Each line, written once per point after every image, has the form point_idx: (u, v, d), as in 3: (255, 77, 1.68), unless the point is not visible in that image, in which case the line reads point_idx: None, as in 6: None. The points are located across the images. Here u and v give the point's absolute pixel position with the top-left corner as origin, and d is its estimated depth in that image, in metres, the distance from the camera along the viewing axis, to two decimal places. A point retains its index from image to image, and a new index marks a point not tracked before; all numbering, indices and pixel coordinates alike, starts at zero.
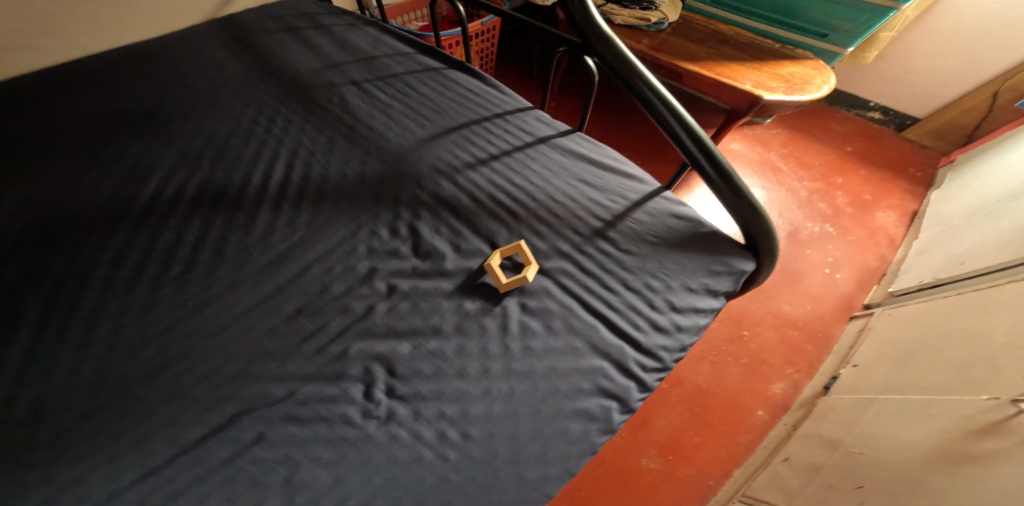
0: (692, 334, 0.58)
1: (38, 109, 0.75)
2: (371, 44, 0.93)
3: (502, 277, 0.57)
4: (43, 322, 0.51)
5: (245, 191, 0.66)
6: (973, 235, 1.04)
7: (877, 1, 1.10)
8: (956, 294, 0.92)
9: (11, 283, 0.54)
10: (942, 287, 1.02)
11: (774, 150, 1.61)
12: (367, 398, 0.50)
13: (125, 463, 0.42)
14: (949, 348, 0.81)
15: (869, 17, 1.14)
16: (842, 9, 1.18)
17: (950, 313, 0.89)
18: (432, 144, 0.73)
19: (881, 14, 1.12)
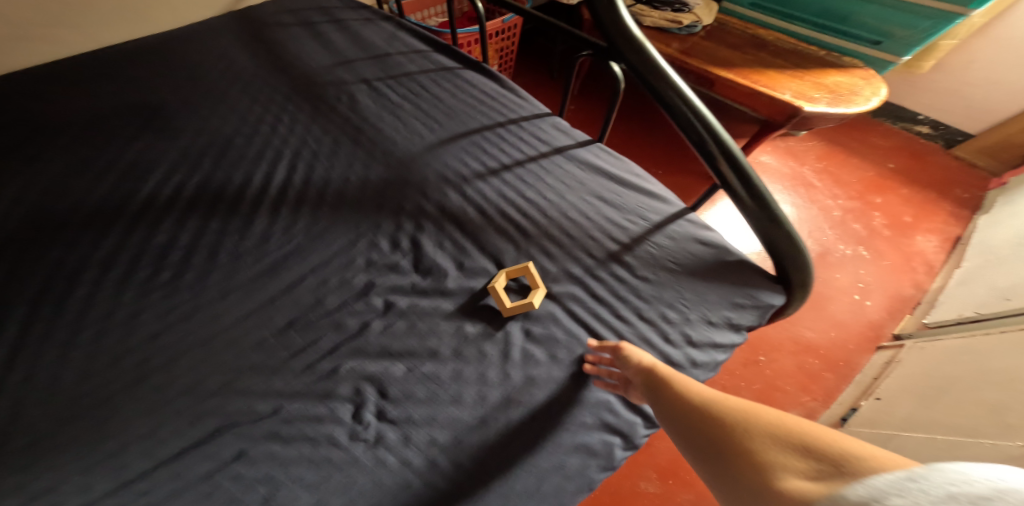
0: (708, 372, 0.53)
1: (49, 100, 0.75)
2: (386, 40, 0.90)
3: (506, 301, 0.54)
4: (34, 324, 0.51)
5: (244, 193, 0.64)
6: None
7: (942, 6, 1.01)
8: (999, 332, 0.83)
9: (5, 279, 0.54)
10: (984, 322, 0.92)
11: (807, 164, 1.52)
12: (355, 419, 0.47)
13: (100, 473, 0.41)
14: (985, 387, 0.73)
15: (931, 24, 1.05)
16: (900, 14, 1.08)
17: (989, 351, 0.80)
18: (440, 151, 0.69)
19: (947, 20, 1.02)
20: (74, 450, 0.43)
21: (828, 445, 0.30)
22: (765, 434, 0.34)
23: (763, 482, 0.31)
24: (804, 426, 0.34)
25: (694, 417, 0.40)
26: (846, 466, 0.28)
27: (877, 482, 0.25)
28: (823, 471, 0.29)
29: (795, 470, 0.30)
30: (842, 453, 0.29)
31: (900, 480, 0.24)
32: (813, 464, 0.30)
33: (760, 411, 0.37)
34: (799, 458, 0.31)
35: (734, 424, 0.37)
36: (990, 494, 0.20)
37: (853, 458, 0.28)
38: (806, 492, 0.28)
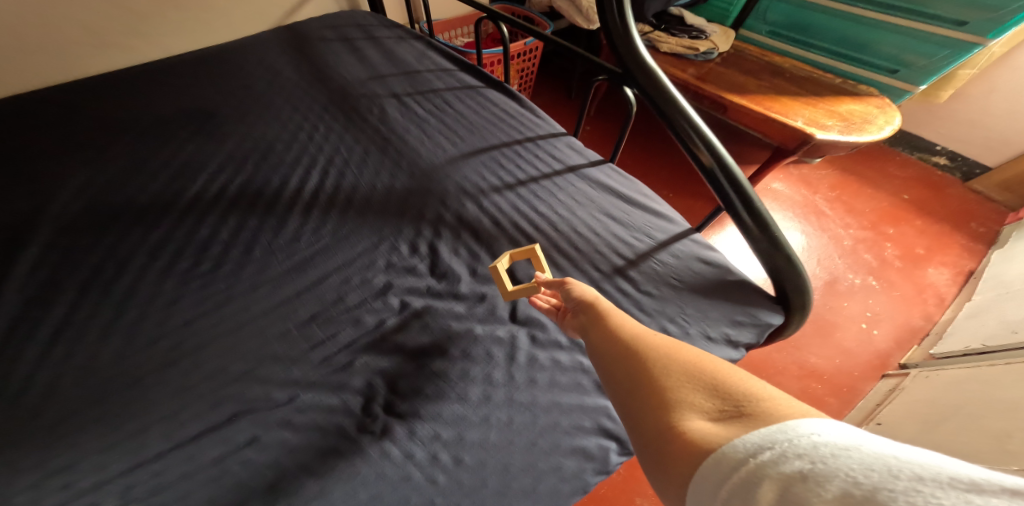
0: None
1: (114, 100, 0.83)
2: (417, 58, 0.97)
3: (508, 284, 0.57)
4: (91, 305, 0.57)
5: (281, 195, 0.69)
6: None
7: (960, 35, 1.04)
8: (1005, 364, 0.83)
9: (60, 263, 0.60)
10: (990, 354, 0.92)
11: (820, 193, 1.53)
12: (365, 411, 0.50)
13: (136, 446, 0.47)
14: (988, 415, 0.75)
15: (949, 53, 1.08)
16: (919, 43, 1.11)
17: (995, 383, 0.81)
18: (461, 164, 0.73)
19: (964, 50, 1.05)
20: (115, 422, 0.48)
21: (734, 385, 0.29)
22: (681, 371, 0.32)
23: (667, 418, 0.29)
24: (718, 364, 0.32)
25: (617, 351, 0.38)
26: (750, 407, 0.26)
27: (758, 429, 0.23)
28: (726, 411, 0.27)
29: (699, 410, 0.28)
30: (752, 395, 0.27)
31: (775, 428, 0.23)
32: (719, 404, 0.28)
33: (682, 347, 0.35)
34: (706, 397, 0.29)
35: (651, 358, 0.35)
36: (846, 445, 0.20)
37: (761, 400, 0.26)
38: (704, 432, 0.26)
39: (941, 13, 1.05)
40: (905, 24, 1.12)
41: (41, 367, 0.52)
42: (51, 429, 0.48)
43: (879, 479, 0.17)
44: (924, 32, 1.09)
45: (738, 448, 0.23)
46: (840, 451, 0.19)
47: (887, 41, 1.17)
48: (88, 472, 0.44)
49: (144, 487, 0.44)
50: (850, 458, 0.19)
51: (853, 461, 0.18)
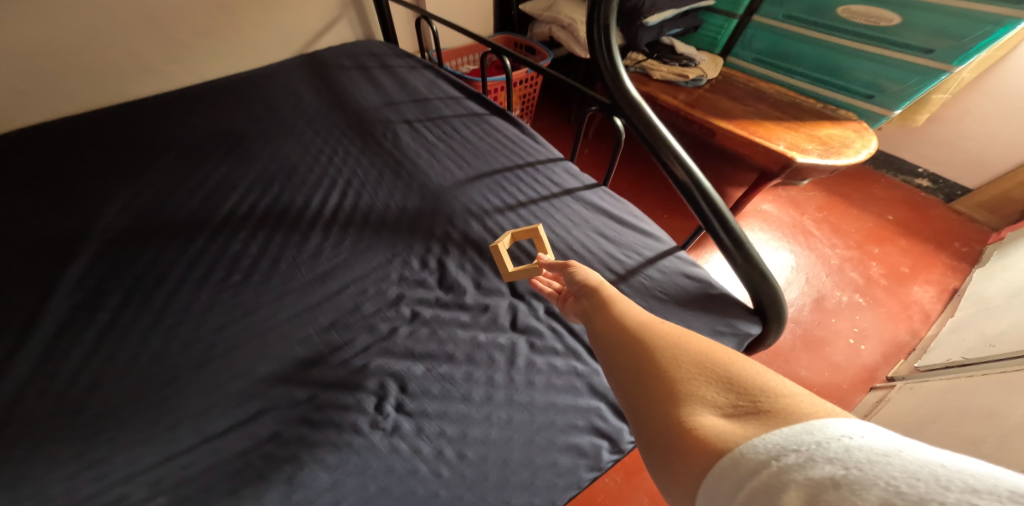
0: None
1: (159, 125, 0.94)
2: (427, 86, 1.06)
3: (509, 264, 0.67)
4: (137, 310, 0.65)
5: (304, 213, 0.77)
6: (1011, 318, 0.99)
7: (927, 62, 1.13)
8: (980, 375, 0.88)
9: (111, 272, 0.69)
10: (969, 366, 0.97)
11: (807, 214, 1.60)
12: (377, 410, 0.55)
13: (173, 438, 0.52)
14: (965, 423, 0.80)
15: (920, 79, 1.16)
16: (893, 71, 1.20)
17: (971, 392, 0.86)
18: (467, 187, 0.80)
19: (933, 76, 1.14)
20: (154, 417, 0.54)
21: (749, 382, 0.30)
22: (697, 367, 0.33)
23: (677, 412, 0.31)
24: (733, 358, 0.33)
25: (632, 347, 0.40)
26: (764, 403, 0.27)
27: (781, 429, 0.24)
28: (740, 407, 0.28)
29: (712, 404, 0.30)
30: (767, 390, 0.28)
31: (800, 429, 0.23)
32: (732, 399, 0.29)
33: (701, 344, 0.36)
34: (719, 392, 0.30)
35: (667, 354, 0.36)
36: (883, 453, 0.20)
37: (776, 397, 0.27)
38: (717, 425, 0.27)
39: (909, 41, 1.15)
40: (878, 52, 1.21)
41: (89, 366, 0.59)
42: (99, 420, 0.54)
43: (926, 488, 0.17)
44: (896, 60, 1.19)
45: (759, 450, 0.23)
46: (878, 458, 0.19)
47: (862, 68, 1.26)
48: (132, 458, 0.50)
49: (180, 474, 0.50)
50: (890, 466, 0.19)
51: (894, 468, 0.19)
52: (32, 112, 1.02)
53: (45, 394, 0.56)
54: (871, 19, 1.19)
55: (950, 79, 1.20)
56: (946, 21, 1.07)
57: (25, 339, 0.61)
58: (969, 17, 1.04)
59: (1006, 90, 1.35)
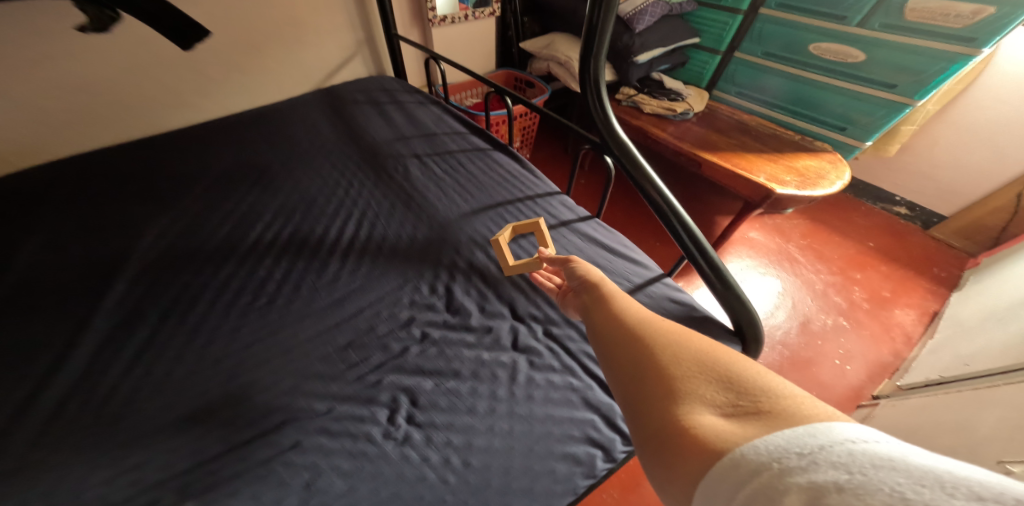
0: None
1: (192, 159, 1.05)
2: (434, 121, 1.16)
3: (510, 259, 0.78)
4: (171, 330, 0.72)
5: (323, 241, 0.85)
6: (983, 338, 1.05)
7: (891, 97, 1.26)
8: (956, 392, 0.94)
9: (146, 295, 0.77)
10: (946, 384, 1.02)
11: (792, 241, 1.69)
12: (389, 421, 0.62)
13: (202, 446, 0.58)
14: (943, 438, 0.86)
15: (886, 112, 1.29)
16: (861, 104, 1.33)
17: (946, 410, 0.92)
18: (472, 218, 0.89)
19: (897, 110, 1.27)
20: (187, 427, 0.60)
21: (746, 383, 0.33)
22: (697, 367, 0.37)
23: (677, 407, 0.34)
24: (732, 358, 0.36)
25: (635, 344, 0.43)
26: (762, 404, 0.31)
27: (782, 433, 0.27)
28: (738, 407, 0.31)
29: (711, 403, 0.33)
30: (765, 392, 0.32)
31: (801, 435, 0.26)
32: (731, 399, 0.33)
33: (701, 345, 0.39)
34: (719, 391, 0.34)
35: (670, 352, 0.40)
36: (887, 459, 0.22)
37: (773, 398, 0.31)
38: (717, 424, 0.31)
39: (874, 76, 1.28)
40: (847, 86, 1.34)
41: (127, 381, 0.65)
42: (138, 429, 0.60)
43: (929, 496, 0.19)
44: (864, 95, 1.32)
45: (762, 452, 0.26)
46: (883, 465, 0.22)
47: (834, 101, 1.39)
48: (166, 464, 0.56)
49: (208, 479, 0.55)
50: (896, 473, 0.21)
51: (900, 475, 0.21)
52: (72, 144, 1.11)
53: (87, 406, 0.62)
54: (840, 56, 1.32)
55: (915, 111, 1.34)
56: (905, 59, 1.20)
57: (71, 354, 0.68)
58: (924, 55, 1.17)
59: (968, 121, 1.46)
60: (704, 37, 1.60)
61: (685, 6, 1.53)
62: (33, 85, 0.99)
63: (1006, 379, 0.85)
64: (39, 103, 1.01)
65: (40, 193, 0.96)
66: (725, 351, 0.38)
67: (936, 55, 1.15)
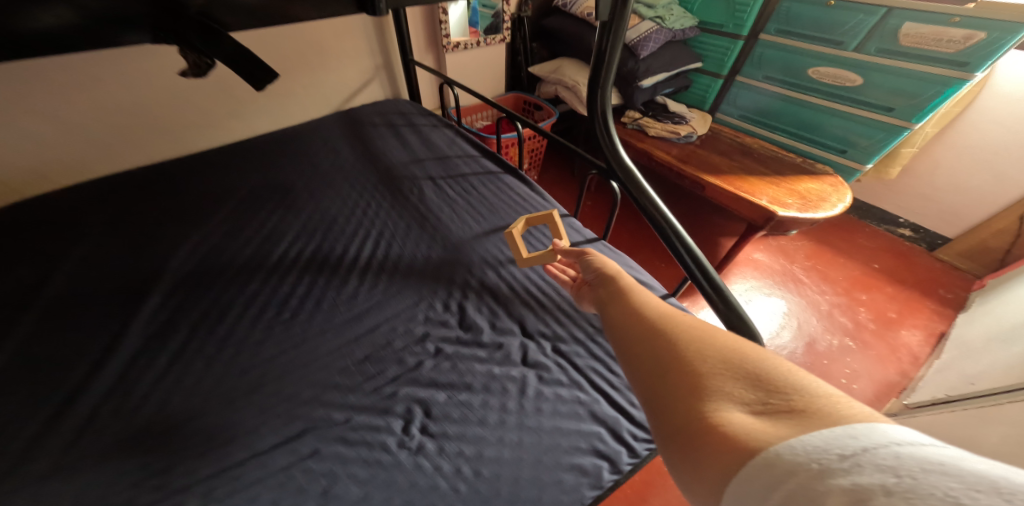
0: None
1: (221, 180, 1.12)
2: (448, 144, 1.25)
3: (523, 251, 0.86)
4: (200, 341, 0.77)
5: (342, 260, 0.91)
6: (988, 358, 1.06)
7: (889, 121, 1.30)
8: (961, 410, 0.97)
9: (177, 308, 0.82)
10: (952, 403, 1.04)
11: (797, 262, 1.71)
12: (404, 431, 0.65)
13: (228, 451, 0.62)
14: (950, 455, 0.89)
15: (884, 135, 1.33)
16: (861, 127, 1.37)
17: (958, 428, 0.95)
18: (484, 240, 0.95)
19: (895, 132, 1.31)
20: (211, 433, 0.64)
21: (774, 382, 0.33)
22: (724, 365, 0.37)
23: (704, 403, 0.34)
24: (760, 356, 0.37)
25: (658, 342, 0.44)
26: (793, 402, 0.31)
27: (819, 434, 0.27)
28: (767, 405, 0.32)
29: (738, 401, 0.33)
30: (796, 391, 0.32)
31: (841, 436, 0.26)
32: (759, 397, 0.33)
33: (726, 344, 0.39)
34: (746, 389, 0.34)
35: (694, 350, 0.40)
36: (939, 466, 0.21)
37: (805, 396, 0.31)
38: (746, 420, 0.31)
39: (872, 99, 1.32)
40: (845, 109, 1.38)
41: (158, 388, 0.70)
42: (169, 434, 0.64)
43: (984, 499, 0.18)
44: (862, 118, 1.36)
45: (798, 452, 0.26)
46: (935, 471, 0.21)
47: (834, 124, 1.43)
48: (194, 467, 0.60)
49: (233, 483, 0.59)
50: (947, 478, 0.20)
51: (952, 479, 0.20)
52: (108, 163, 1.19)
53: (119, 412, 0.67)
54: (838, 79, 1.36)
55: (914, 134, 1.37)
56: (902, 82, 1.24)
57: (107, 362, 0.73)
58: (919, 78, 1.21)
59: (968, 143, 1.49)
60: (706, 62, 1.66)
61: (688, 33, 1.59)
62: (79, 109, 1.07)
63: (1010, 398, 0.87)
64: (82, 126, 1.10)
65: (80, 210, 1.03)
66: (753, 350, 0.38)
67: (930, 78, 1.19)
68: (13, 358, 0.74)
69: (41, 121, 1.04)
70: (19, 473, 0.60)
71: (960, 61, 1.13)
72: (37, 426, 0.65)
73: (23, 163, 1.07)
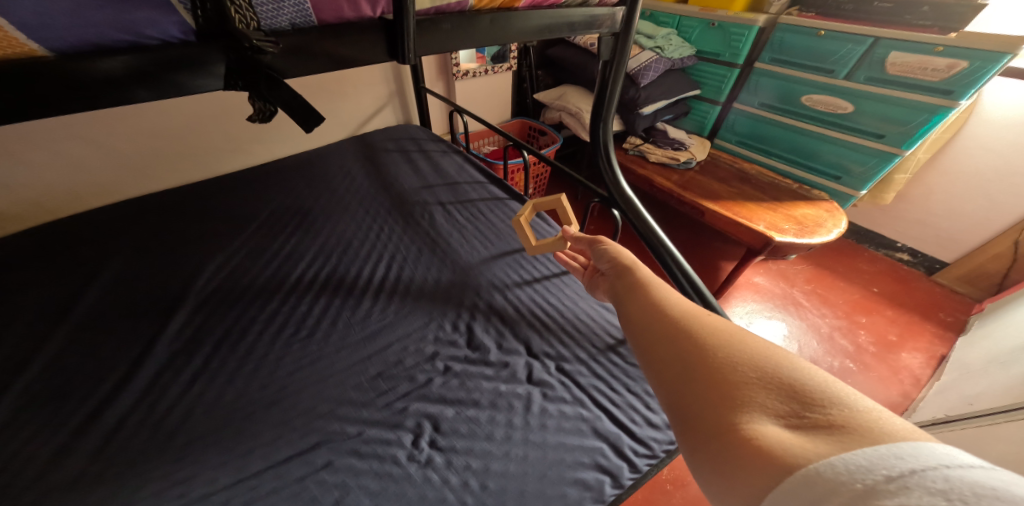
0: None
1: (245, 204, 1.20)
2: (457, 170, 1.35)
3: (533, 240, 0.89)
4: (223, 356, 0.82)
5: (356, 282, 0.98)
6: (987, 380, 1.08)
7: (881, 148, 1.35)
8: (963, 430, 1.00)
9: (200, 325, 0.88)
10: (952, 423, 1.05)
11: (797, 286, 1.74)
12: (414, 445, 0.69)
13: (247, 461, 0.66)
14: None
15: (876, 161, 1.38)
16: (854, 155, 1.43)
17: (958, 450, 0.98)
18: (491, 264, 1.01)
19: (887, 159, 1.36)
20: (232, 444, 0.68)
21: (809, 395, 0.35)
22: (756, 375, 0.38)
23: (737, 415, 0.36)
24: (792, 365, 0.38)
25: (684, 345, 0.45)
26: (830, 417, 0.32)
27: (864, 453, 0.28)
28: (803, 420, 0.33)
29: (772, 413, 0.35)
30: (831, 405, 0.33)
31: (887, 456, 0.28)
32: (794, 410, 0.34)
33: (757, 353, 0.40)
34: (780, 400, 0.35)
35: (724, 357, 0.41)
36: (992, 492, 0.23)
37: (842, 411, 0.32)
38: (783, 435, 0.32)
39: (864, 127, 1.38)
40: (839, 136, 1.44)
41: (182, 401, 0.75)
42: (193, 444, 0.68)
43: None
44: (855, 145, 1.41)
45: (842, 470, 0.28)
46: (991, 497, 0.23)
47: (828, 151, 1.49)
48: (216, 476, 0.64)
49: (253, 492, 0.63)
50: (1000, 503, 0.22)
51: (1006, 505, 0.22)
52: (138, 186, 1.27)
53: (145, 423, 0.71)
54: (830, 107, 1.42)
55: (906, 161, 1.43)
56: (892, 110, 1.30)
57: (135, 375, 0.78)
58: (907, 106, 1.26)
59: (960, 168, 1.53)
60: (704, 89, 1.73)
61: (686, 61, 1.66)
62: (116, 135, 1.15)
63: (1008, 417, 0.89)
64: (117, 150, 1.18)
65: (111, 230, 1.10)
66: (784, 357, 0.39)
67: (919, 106, 1.24)
68: (48, 370, 0.79)
69: (80, 147, 1.12)
70: (52, 478, 0.64)
71: (946, 89, 1.18)
72: (69, 434, 0.70)
73: (61, 187, 1.14)
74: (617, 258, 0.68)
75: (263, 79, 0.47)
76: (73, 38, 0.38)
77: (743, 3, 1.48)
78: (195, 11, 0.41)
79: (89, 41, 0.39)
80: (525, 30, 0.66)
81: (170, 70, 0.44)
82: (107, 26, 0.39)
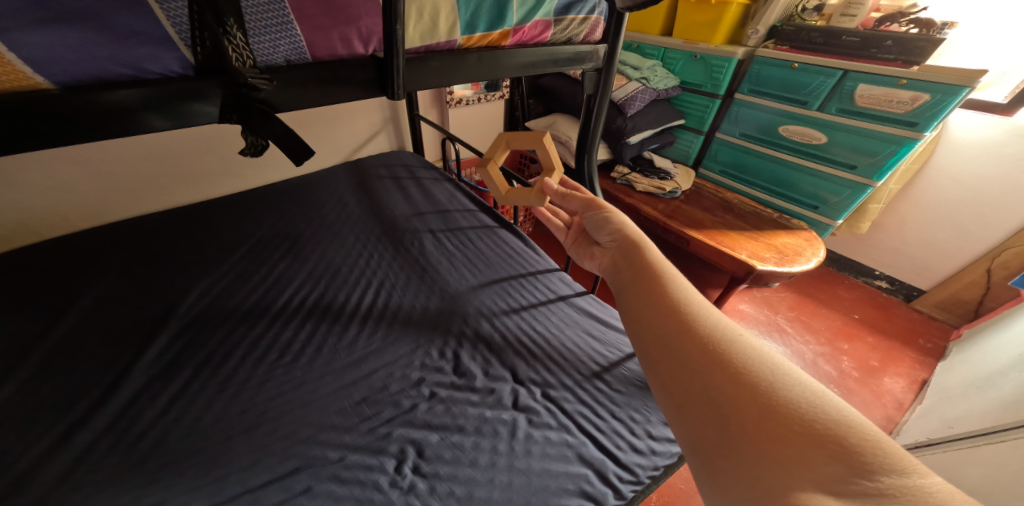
0: (666, 458, 0.72)
1: (235, 226, 1.21)
2: (447, 198, 1.38)
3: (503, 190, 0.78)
4: (200, 381, 0.80)
5: (344, 307, 0.98)
6: (966, 403, 1.10)
7: (854, 180, 1.42)
8: (943, 451, 1.01)
9: (181, 349, 0.86)
10: (933, 446, 1.06)
11: (781, 313, 1.78)
12: (397, 471, 0.68)
13: (221, 488, 0.64)
14: None
15: (850, 192, 1.45)
16: (830, 187, 1.50)
17: (948, 475, 0.98)
18: (479, 292, 1.02)
19: (860, 189, 1.42)
20: (206, 469, 0.66)
21: (858, 458, 0.36)
22: (802, 431, 0.39)
23: (784, 480, 0.37)
24: (836, 420, 0.40)
25: (718, 386, 0.45)
26: (880, 486, 0.34)
27: None
28: (855, 488, 0.35)
29: (820, 478, 0.36)
30: (878, 470, 0.36)
31: None
32: (842, 474, 0.36)
33: (801, 404, 0.41)
34: (829, 463, 0.37)
35: (764, 405, 0.42)
36: None
37: (890, 478, 0.35)
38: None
39: (837, 157, 1.45)
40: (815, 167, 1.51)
41: (157, 425, 0.72)
42: (165, 472, 0.66)
43: None
44: (829, 176, 1.49)
45: None
46: None
47: (805, 181, 1.56)
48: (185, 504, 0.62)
49: None
50: None
51: None
52: (129, 208, 1.27)
53: (115, 448, 0.69)
54: (805, 137, 1.50)
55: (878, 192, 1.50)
56: (862, 143, 1.37)
57: (107, 400, 0.75)
58: (877, 138, 1.34)
59: (931, 198, 1.60)
60: (688, 119, 1.81)
61: (671, 92, 1.74)
62: (111, 157, 1.16)
63: (987, 439, 0.91)
64: (111, 172, 1.18)
65: (97, 251, 1.09)
66: (825, 407, 0.41)
67: (887, 138, 1.32)
68: (16, 394, 0.76)
69: (73, 168, 1.12)
70: None
71: (910, 121, 1.26)
72: (30, 462, 0.66)
73: (48, 207, 1.13)
74: (621, 230, 0.69)
75: (255, 113, 0.49)
76: (79, 72, 0.40)
77: (723, 36, 1.58)
78: (195, 48, 0.43)
79: (91, 76, 0.41)
80: (512, 66, 0.70)
81: (169, 104, 0.45)
82: (111, 60, 0.40)
